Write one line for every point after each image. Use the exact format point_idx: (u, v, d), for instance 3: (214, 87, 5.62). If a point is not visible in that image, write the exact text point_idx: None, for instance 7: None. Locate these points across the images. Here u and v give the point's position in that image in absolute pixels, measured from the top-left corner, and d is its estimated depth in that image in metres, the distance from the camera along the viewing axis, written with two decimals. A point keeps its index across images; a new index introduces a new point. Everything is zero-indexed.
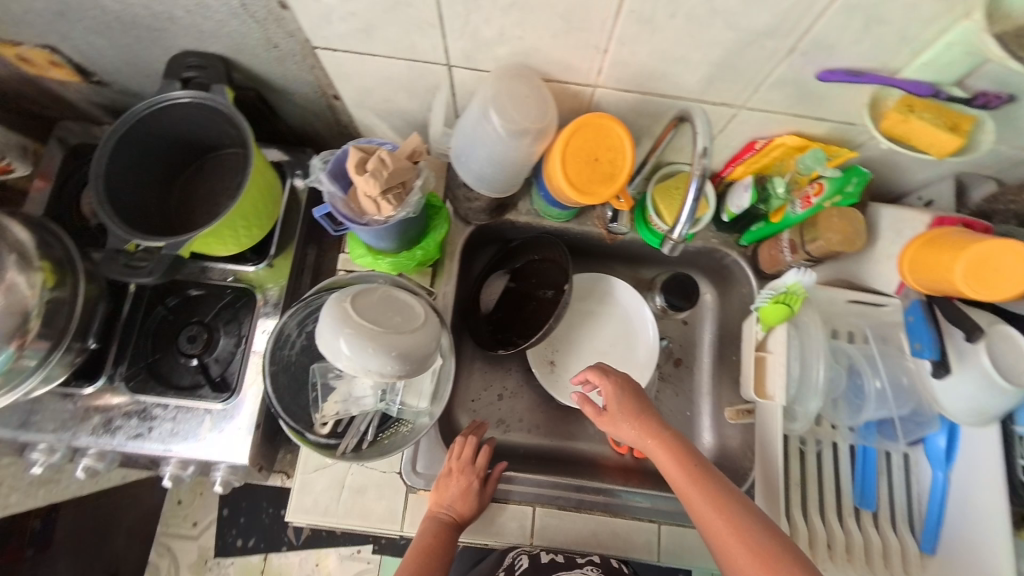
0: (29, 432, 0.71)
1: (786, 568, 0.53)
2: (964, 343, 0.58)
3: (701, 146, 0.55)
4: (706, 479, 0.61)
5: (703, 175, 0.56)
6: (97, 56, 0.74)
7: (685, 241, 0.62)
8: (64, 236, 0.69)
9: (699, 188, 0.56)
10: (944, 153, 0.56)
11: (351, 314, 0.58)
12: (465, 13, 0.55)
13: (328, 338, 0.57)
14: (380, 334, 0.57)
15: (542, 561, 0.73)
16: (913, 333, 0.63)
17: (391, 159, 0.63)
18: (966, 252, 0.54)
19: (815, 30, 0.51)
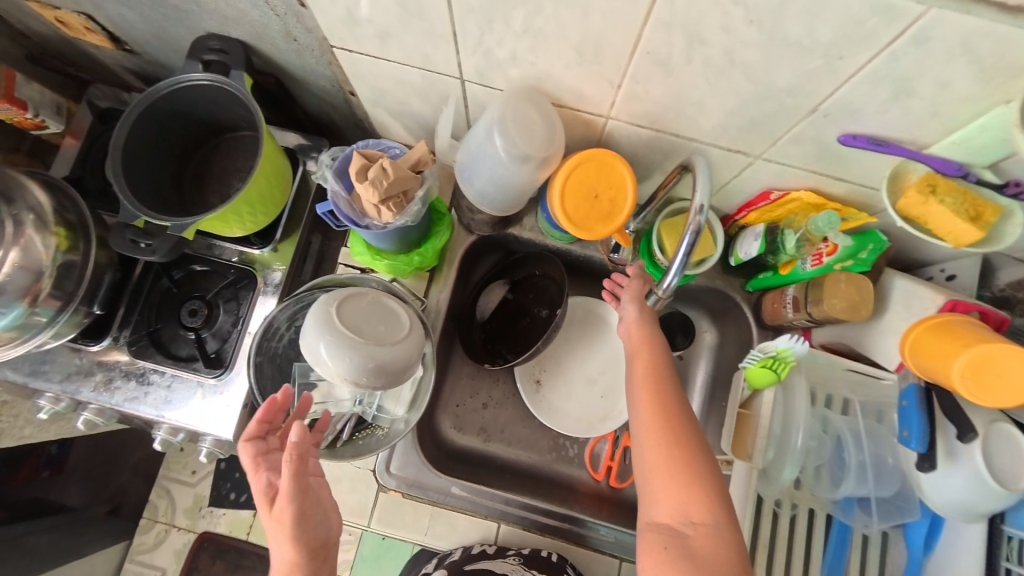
0: (39, 379, 0.76)
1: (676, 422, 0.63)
2: (957, 440, 0.55)
3: (700, 200, 0.54)
4: (667, 375, 0.67)
5: (699, 230, 0.55)
6: (128, 27, 0.75)
7: (675, 291, 0.62)
8: (80, 201, 0.72)
9: (694, 242, 0.56)
10: (963, 242, 0.52)
11: (334, 320, 0.59)
12: (478, 33, 0.54)
13: (310, 340, 0.58)
14: (359, 344, 0.58)
15: (473, 551, 0.81)
16: (903, 418, 0.59)
17: (392, 168, 0.63)
18: (967, 350, 0.51)
19: (838, 94, 0.48)
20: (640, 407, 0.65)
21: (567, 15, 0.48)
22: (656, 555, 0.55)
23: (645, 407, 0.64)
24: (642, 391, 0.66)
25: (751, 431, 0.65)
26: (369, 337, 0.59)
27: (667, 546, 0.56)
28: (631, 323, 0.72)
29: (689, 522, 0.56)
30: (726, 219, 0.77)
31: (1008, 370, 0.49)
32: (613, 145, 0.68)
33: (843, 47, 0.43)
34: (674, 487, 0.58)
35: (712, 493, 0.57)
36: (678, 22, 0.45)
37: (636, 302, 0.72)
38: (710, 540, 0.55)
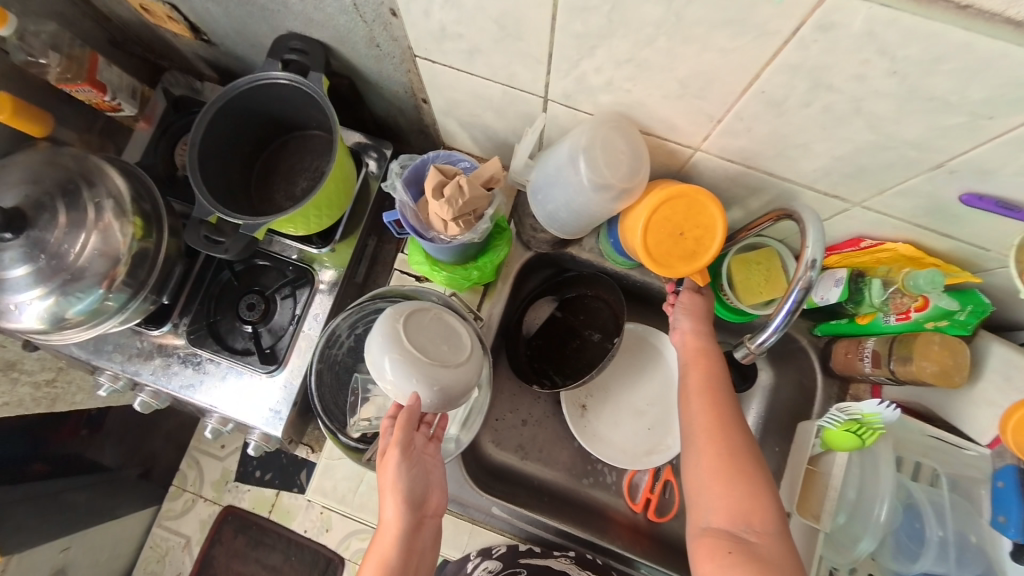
0: (100, 359, 0.79)
1: (734, 434, 0.62)
2: None
3: (813, 254, 0.51)
4: (722, 382, 0.67)
5: (806, 289, 0.52)
6: (210, 19, 0.76)
7: (763, 353, 0.58)
8: (155, 190, 0.72)
9: (797, 301, 0.52)
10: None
11: (401, 336, 0.57)
12: (578, 58, 0.51)
13: (374, 355, 0.57)
14: (424, 364, 0.57)
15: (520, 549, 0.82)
16: (998, 500, 0.57)
17: (468, 186, 0.61)
18: None
19: (971, 153, 0.44)
20: (696, 411, 0.65)
21: (681, 49, 0.45)
22: (719, 557, 0.55)
23: (702, 415, 0.64)
24: (699, 396, 0.65)
25: (819, 492, 0.61)
26: (438, 353, 0.58)
27: (730, 550, 0.56)
28: (683, 331, 0.70)
29: (748, 529, 0.57)
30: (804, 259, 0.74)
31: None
32: (695, 177, 0.65)
33: (994, 107, 0.39)
34: (735, 493, 0.58)
35: (769, 501, 0.58)
36: (807, 66, 0.41)
37: (691, 315, 0.70)
38: (769, 544, 0.56)
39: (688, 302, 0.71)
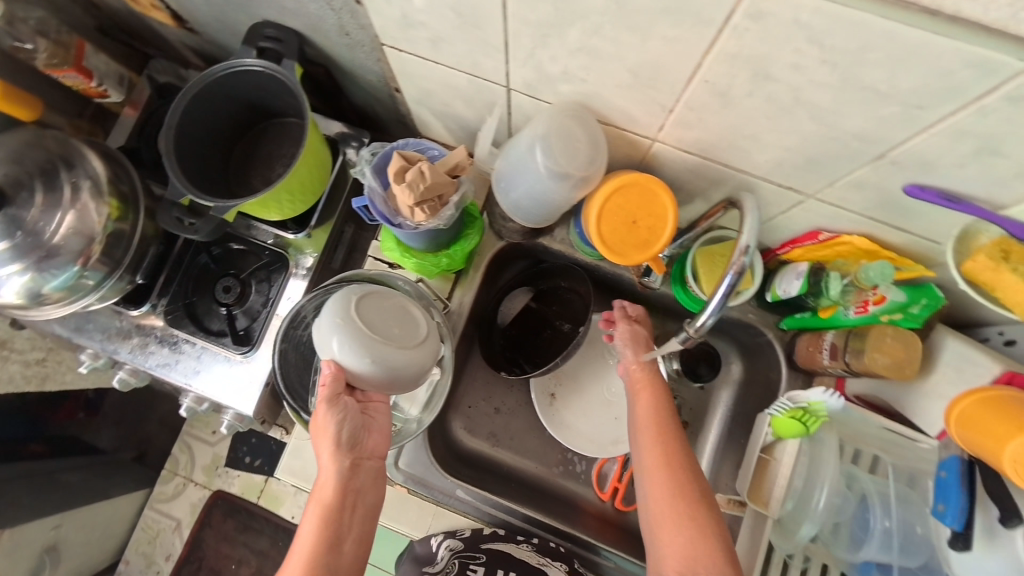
0: (82, 337, 0.81)
1: (682, 473, 0.64)
2: (999, 524, 0.50)
3: (747, 241, 0.52)
4: (668, 415, 0.70)
5: (741, 272, 0.52)
6: (191, 8, 0.78)
7: (704, 335, 0.58)
8: (132, 172, 0.75)
9: (733, 283, 0.53)
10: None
11: (350, 308, 0.59)
12: (532, 47, 0.52)
13: (322, 324, 0.59)
14: (364, 337, 0.58)
15: (483, 533, 0.82)
16: (940, 490, 0.55)
17: (430, 172, 0.62)
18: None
19: (910, 144, 0.44)
20: (644, 449, 0.68)
21: (625, 37, 0.46)
22: None
23: (650, 456, 0.66)
24: (648, 443, 0.67)
25: (770, 479, 0.63)
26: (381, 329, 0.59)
27: None
28: (629, 363, 0.74)
29: None
30: (768, 252, 0.75)
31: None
32: (657, 168, 0.65)
33: (924, 98, 0.39)
34: (683, 541, 0.60)
35: (717, 545, 0.60)
36: (743, 55, 0.42)
37: (631, 343, 0.75)
38: None
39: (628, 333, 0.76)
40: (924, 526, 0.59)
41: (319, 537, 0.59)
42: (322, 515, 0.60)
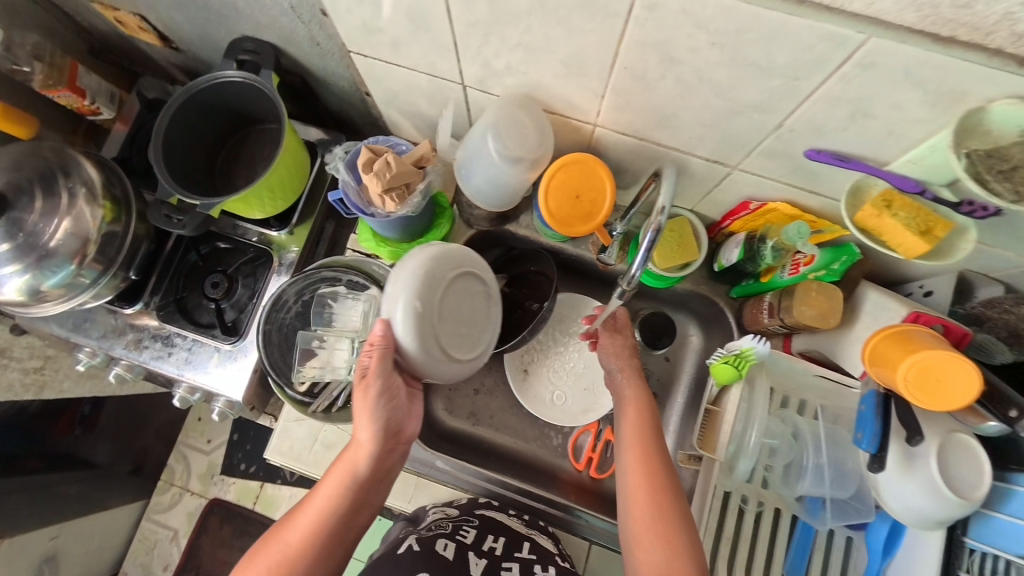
0: (79, 335, 0.86)
1: (661, 486, 0.66)
2: (912, 447, 0.59)
3: (662, 202, 0.57)
4: (652, 430, 0.72)
5: (659, 229, 0.57)
6: (176, 28, 0.85)
7: (636, 287, 0.63)
8: (125, 178, 0.81)
9: (654, 240, 0.58)
10: (914, 255, 0.54)
11: (427, 292, 0.64)
12: (477, 46, 0.60)
13: (400, 288, 0.64)
14: (420, 325, 0.64)
15: (478, 502, 0.83)
16: (860, 421, 0.63)
17: (395, 163, 0.69)
18: (915, 356, 0.53)
19: (799, 112, 0.52)
20: (628, 464, 0.70)
21: (552, 32, 0.53)
22: None
23: (631, 468, 0.69)
24: (633, 464, 0.69)
25: (718, 427, 0.68)
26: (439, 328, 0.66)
27: None
28: (620, 379, 0.79)
29: None
30: (714, 226, 0.81)
31: (947, 376, 0.52)
32: (602, 151, 0.72)
33: (799, 70, 0.47)
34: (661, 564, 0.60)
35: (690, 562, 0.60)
36: (649, 42, 0.50)
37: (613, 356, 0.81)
38: None
39: (613, 345, 0.82)
40: (852, 461, 0.68)
41: (340, 501, 0.63)
42: (348, 483, 0.64)
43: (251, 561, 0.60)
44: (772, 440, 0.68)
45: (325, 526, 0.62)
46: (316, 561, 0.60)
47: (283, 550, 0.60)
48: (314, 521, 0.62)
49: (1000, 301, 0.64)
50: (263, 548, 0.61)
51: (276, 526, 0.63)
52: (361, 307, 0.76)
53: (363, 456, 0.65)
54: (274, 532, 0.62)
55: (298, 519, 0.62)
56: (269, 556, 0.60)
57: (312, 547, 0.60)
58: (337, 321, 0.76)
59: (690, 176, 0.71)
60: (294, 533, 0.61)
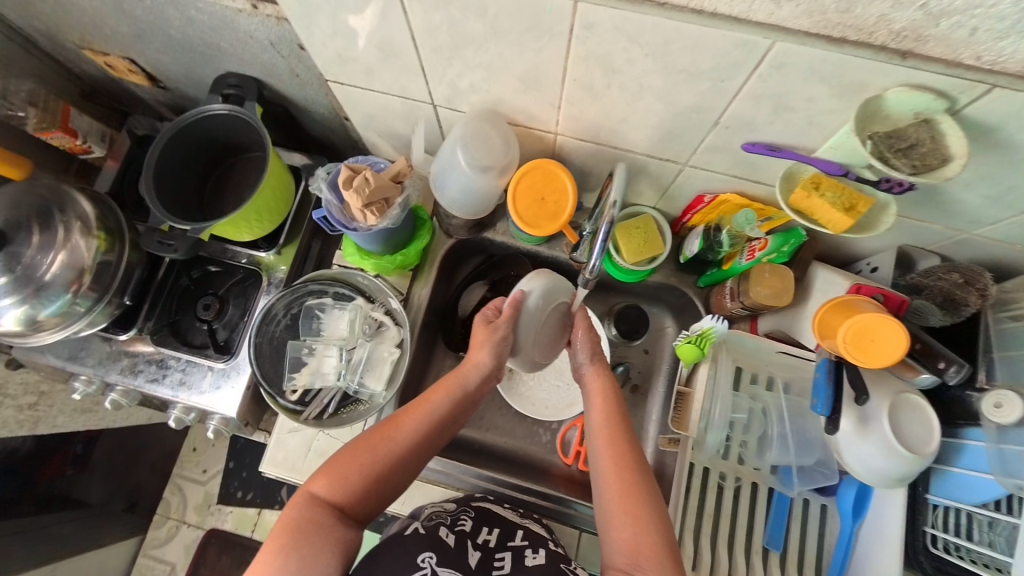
0: (75, 364, 0.88)
1: (630, 468, 0.70)
2: (866, 408, 0.65)
3: (614, 197, 0.65)
4: (619, 418, 0.76)
5: (612, 223, 0.65)
6: (164, 68, 0.91)
7: (596, 277, 0.69)
8: (118, 210, 0.85)
9: (608, 234, 0.65)
10: (842, 230, 0.61)
11: (549, 297, 0.77)
12: (442, 68, 0.66)
13: (546, 283, 0.76)
14: (529, 310, 0.76)
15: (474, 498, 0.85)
16: (816, 388, 0.70)
17: (373, 178, 0.74)
18: (852, 319, 0.60)
19: (730, 110, 0.58)
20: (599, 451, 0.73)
21: (506, 52, 0.59)
22: None
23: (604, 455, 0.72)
24: (606, 454, 0.72)
25: (690, 407, 0.77)
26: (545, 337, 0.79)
27: None
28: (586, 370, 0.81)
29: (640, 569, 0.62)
30: (677, 221, 0.87)
31: (880, 336, 0.59)
32: (566, 157, 0.79)
33: (723, 72, 0.53)
34: (635, 542, 0.64)
35: (660, 537, 0.63)
36: (591, 56, 0.56)
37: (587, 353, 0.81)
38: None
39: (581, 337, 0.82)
40: (815, 429, 0.77)
41: (445, 413, 0.74)
42: (455, 397, 0.76)
43: (359, 451, 0.69)
44: (739, 415, 0.79)
45: (429, 431, 0.72)
46: (410, 460, 0.71)
47: (391, 446, 0.70)
48: (422, 426, 0.72)
49: (934, 270, 0.71)
50: (367, 442, 0.70)
51: (380, 423, 0.72)
52: (347, 316, 0.82)
53: (471, 378, 0.77)
54: (381, 428, 0.71)
55: (409, 422, 0.72)
56: (376, 449, 0.69)
57: (416, 446, 0.71)
58: (326, 330, 0.82)
59: (648, 175, 0.77)
60: (403, 432, 0.71)
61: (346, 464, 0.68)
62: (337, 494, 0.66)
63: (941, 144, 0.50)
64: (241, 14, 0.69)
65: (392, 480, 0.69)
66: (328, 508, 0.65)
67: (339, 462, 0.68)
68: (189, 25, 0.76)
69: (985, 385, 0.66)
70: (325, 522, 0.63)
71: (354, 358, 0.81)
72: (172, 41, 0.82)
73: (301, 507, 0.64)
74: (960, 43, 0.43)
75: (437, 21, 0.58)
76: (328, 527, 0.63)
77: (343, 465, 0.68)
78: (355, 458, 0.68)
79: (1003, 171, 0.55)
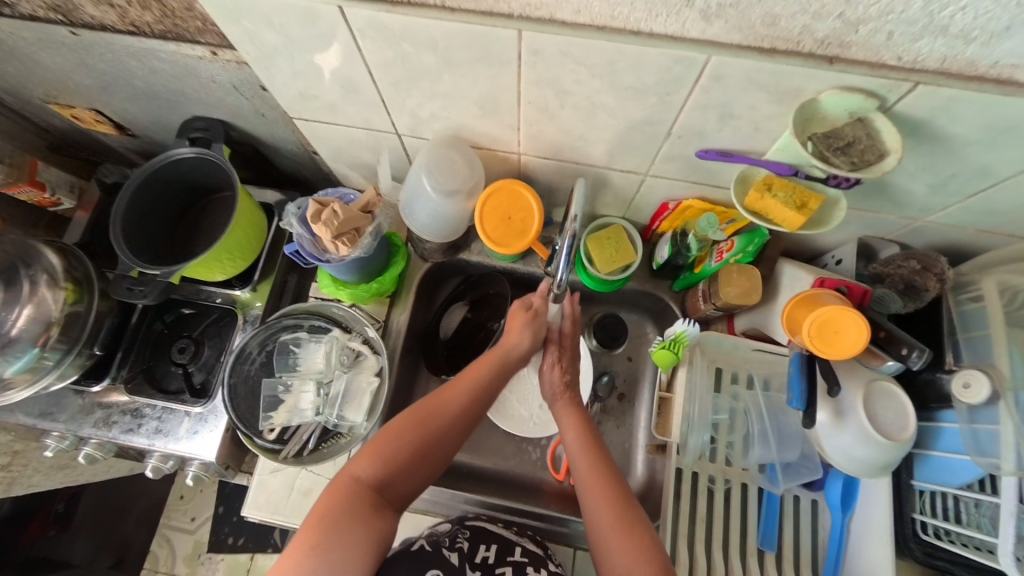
0: (47, 420, 0.85)
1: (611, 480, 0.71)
2: (839, 400, 0.67)
3: (575, 211, 0.66)
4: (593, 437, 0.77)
5: (576, 235, 0.66)
6: (131, 117, 0.92)
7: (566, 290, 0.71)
8: (86, 259, 0.84)
9: (573, 245, 0.67)
10: (797, 228, 0.63)
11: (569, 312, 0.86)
12: (402, 100, 0.68)
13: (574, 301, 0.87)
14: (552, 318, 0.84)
15: (467, 517, 0.83)
16: (790, 381, 0.71)
17: (342, 211, 0.75)
18: (815, 313, 0.62)
19: (680, 121, 0.60)
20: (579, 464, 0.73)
21: (462, 81, 0.61)
22: None
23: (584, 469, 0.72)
24: (589, 485, 0.71)
25: (672, 412, 0.78)
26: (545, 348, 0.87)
27: None
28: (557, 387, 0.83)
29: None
30: (647, 229, 0.89)
31: (842, 328, 0.61)
32: (532, 175, 0.80)
33: (667, 87, 0.55)
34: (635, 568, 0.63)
35: (651, 546, 0.65)
36: (543, 80, 0.58)
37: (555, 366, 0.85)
38: None
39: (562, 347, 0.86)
40: (796, 425, 0.78)
41: (486, 387, 0.77)
42: (494, 371, 0.79)
43: (399, 429, 0.71)
44: (721, 415, 0.80)
45: (470, 407, 0.75)
46: (456, 429, 0.74)
47: (432, 423, 0.72)
48: (464, 402, 0.75)
49: (893, 258, 0.74)
50: (408, 419, 0.72)
51: (420, 401, 0.74)
52: (324, 348, 0.82)
53: (511, 354, 0.80)
54: (422, 405, 0.74)
55: (450, 398, 0.74)
56: (418, 426, 0.72)
57: (458, 421, 0.74)
58: (302, 365, 0.81)
59: (612, 187, 0.79)
60: (443, 410, 0.73)
61: (388, 443, 0.70)
62: (379, 474, 0.68)
63: (876, 140, 0.52)
64: (202, 61, 0.71)
65: (433, 457, 0.72)
66: (369, 487, 0.67)
67: (380, 442, 0.70)
68: (152, 74, 0.77)
69: (952, 366, 0.68)
70: (366, 501, 0.66)
71: (332, 392, 0.80)
72: (136, 90, 0.83)
73: (343, 487, 0.66)
74: (881, 46, 0.46)
75: (391, 56, 0.60)
76: (369, 506, 0.66)
77: (383, 444, 0.70)
78: (398, 436, 0.71)
79: (941, 161, 0.57)
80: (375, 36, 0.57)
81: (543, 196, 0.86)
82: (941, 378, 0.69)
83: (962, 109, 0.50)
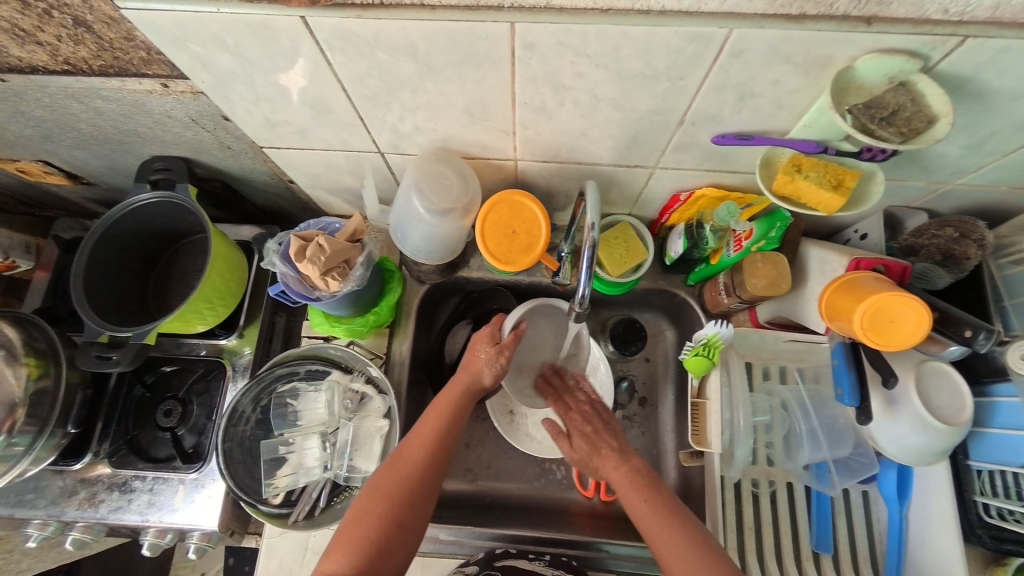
0: (23, 509, 0.76)
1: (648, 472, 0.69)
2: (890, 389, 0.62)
3: (591, 219, 0.59)
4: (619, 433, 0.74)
5: (594, 245, 0.59)
6: (83, 165, 0.84)
7: (588, 309, 0.64)
8: (48, 328, 0.76)
9: (592, 257, 0.60)
10: (834, 209, 0.58)
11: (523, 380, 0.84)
12: (381, 115, 0.61)
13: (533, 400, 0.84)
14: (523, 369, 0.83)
15: (497, 552, 0.78)
16: (837, 375, 0.66)
17: (328, 244, 0.67)
18: (864, 303, 0.57)
19: (695, 106, 0.54)
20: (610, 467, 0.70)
21: (447, 87, 0.55)
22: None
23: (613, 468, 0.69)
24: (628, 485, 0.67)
25: (708, 417, 0.71)
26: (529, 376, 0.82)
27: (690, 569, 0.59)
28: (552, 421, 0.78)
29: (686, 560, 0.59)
30: (655, 223, 0.83)
31: (897, 316, 0.56)
32: (530, 180, 0.74)
33: (680, 70, 0.49)
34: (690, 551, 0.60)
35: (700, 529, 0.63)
36: (539, 76, 0.52)
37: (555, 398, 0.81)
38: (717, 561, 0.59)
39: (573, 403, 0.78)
40: (843, 418, 0.73)
41: (447, 430, 0.69)
42: (445, 412, 0.70)
43: (367, 507, 0.62)
44: (759, 417, 0.75)
45: (433, 455, 0.67)
46: (425, 486, 0.65)
47: (398, 490, 0.63)
48: (429, 454, 0.66)
49: (926, 228, 0.68)
50: (372, 495, 0.63)
51: (381, 469, 0.66)
52: (324, 396, 0.75)
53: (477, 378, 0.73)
54: (386, 474, 0.65)
55: (410, 455, 0.66)
56: (386, 497, 0.63)
57: (426, 477, 0.65)
58: (303, 419, 0.75)
59: (618, 185, 0.73)
60: (404, 469, 0.65)
61: (359, 526, 0.61)
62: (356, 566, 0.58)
63: (921, 105, 0.47)
64: (152, 95, 0.64)
65: (413, 522, 0.63)
66: None
67: (349, 530, 0.61)
68: (98, 115, 0.70)
69: (1004, 337, 0.64)
70: None
71: (338, 443, 0.74)
72: (84, 136, 0.74)
73: None
74: None
75: (365, 68, 0.53)
76: None
77: (354, 531, 0.60)
78: (369, 516, 0.61)
79: (981, 120, 0.52)
80: (343, 47, 0.50)
81: (542, 201, 0.80)
82: (994, 351, 0.65)
83: (1012, 60, 0.44)
